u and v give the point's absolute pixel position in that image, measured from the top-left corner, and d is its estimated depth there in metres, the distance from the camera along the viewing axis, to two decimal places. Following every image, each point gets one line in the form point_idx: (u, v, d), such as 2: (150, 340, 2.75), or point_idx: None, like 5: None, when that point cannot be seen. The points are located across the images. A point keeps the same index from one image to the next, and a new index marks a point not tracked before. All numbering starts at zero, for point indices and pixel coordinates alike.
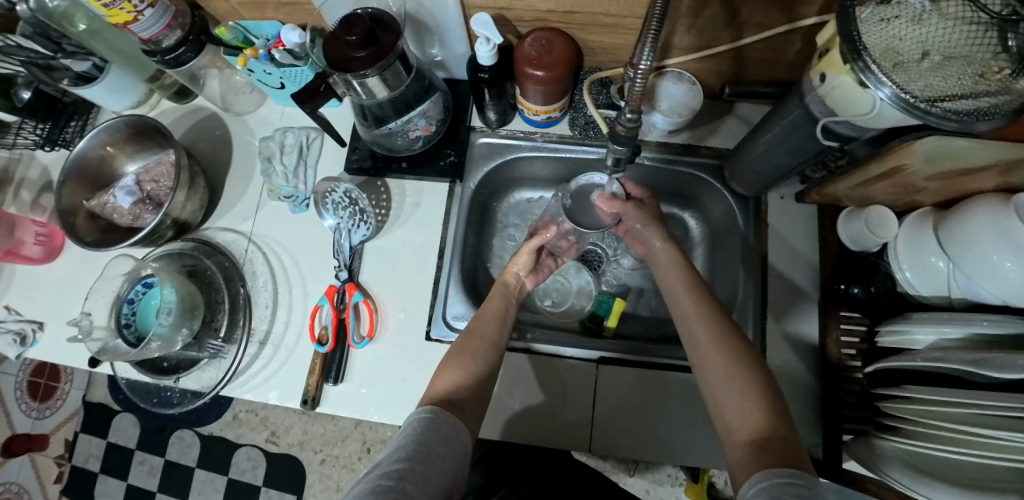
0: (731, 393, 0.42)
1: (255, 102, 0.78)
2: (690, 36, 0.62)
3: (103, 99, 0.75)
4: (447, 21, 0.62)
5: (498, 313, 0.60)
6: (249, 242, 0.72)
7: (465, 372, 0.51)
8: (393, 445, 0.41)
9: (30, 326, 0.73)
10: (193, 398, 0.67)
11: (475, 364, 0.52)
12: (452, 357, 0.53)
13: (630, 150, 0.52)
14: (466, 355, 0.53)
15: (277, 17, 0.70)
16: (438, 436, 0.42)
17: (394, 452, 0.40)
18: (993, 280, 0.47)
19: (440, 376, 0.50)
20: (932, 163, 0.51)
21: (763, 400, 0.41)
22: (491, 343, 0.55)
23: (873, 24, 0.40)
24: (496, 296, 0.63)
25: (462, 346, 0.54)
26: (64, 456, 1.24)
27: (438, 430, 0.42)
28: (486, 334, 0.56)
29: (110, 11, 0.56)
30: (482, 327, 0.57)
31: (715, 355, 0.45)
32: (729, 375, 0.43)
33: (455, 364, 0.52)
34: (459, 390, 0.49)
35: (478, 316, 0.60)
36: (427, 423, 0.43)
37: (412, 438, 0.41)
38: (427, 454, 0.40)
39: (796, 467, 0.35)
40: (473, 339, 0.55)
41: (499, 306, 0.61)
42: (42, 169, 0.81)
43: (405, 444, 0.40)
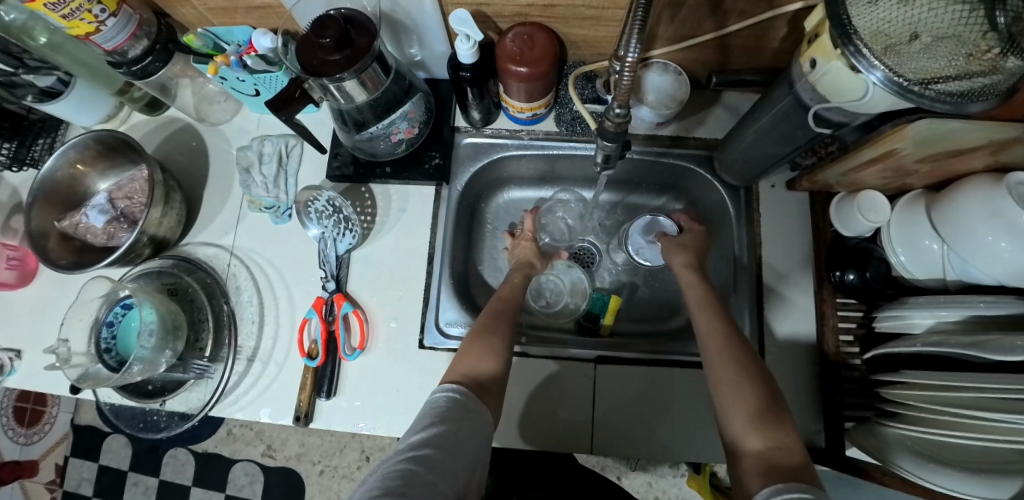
0: (733, 398, 0.44)
1: (229, 111, 0.75)
2: (674, 26, 0.60)
3: (69, 114, 0.72)
4: (424, 19, 0.60)
5: (516, 300, 0.62)
6: (232, 257, 0.70)
7: (489, 350, 0.51)
8: (414, 428, 0.40)
9: (7, 355, 0.70)
10: (181, 421, 0.65)
11: (498, 343, 0.53)
12: (476, 337, 0.53)
13: (619, 146, 0.51)
14: (489, 334, 0.54)
15: (247, 23, 0.67)
16: (460, 420, 0.41)
17: (416, 436, 0.39)
18: (987, 261, 0.47)
19: (463, 356, 0.50)
20: (923, 147, 0.50)
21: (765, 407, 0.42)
22: (510, 323, 0.57)
23: (861, 5, 0.39)
24: (511, 285, 0.65)
25: (483, 325, 0.55)
26: (56, 481, 1.21)
27: (460, 416, 0.42)
28: (505, 315, 0.58)
29: (69, 22, 0.53)
30: (500, 309, 0.59)
31: (719, 364, 0.48)
32: (732, 382, 0.45)
33: (478, 346, 0.51)
34: (485, 366, 0.49)
35: (494, 299, 0.61)
36: (450, 407, 0.43)
37: (435, 421, 0.40)
38: (449, 440, 0.39)
39: (804, 482, 0.34)
40: (494, 320, 0.56)
41: (516, 292, 0.64)
42: (11, 190, 0.78)
43: (430, 427, 0.40)
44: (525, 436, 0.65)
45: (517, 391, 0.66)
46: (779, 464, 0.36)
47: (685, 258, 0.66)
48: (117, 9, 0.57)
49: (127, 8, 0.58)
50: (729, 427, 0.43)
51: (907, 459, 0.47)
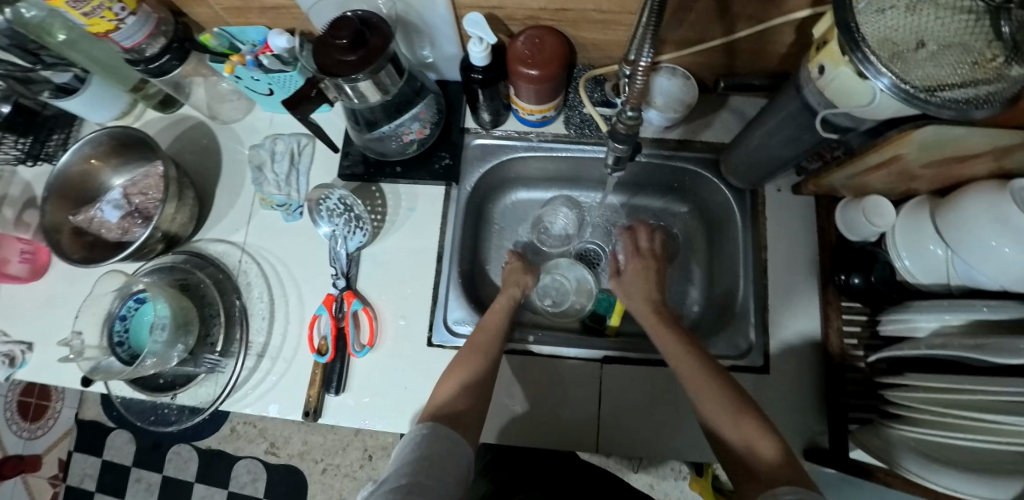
0: (720, 420, 0.46)
1: (241, 109, 0.76)
2: (682, 30, 0.62)
3: (83, 110, 0.73)
4: (435, 21, 0.62)
5: (500, 328, 0.62)
6: (243, 254, 0.70)
7: (461, 385, 0.53)
8: (396, 460, 0.43)
9: (18, 347, 0.70)
10: (191, 415, 0.65)
11: (472, 378, 0.54)
12: (449, 373, 0.55)
13: (629, 149, 0.52)
14: (464, 368, 0.55)
15: (262, 23, 0.68)
16: (439, 447, 0.45)
17: (396, 466, 0.42)
18: (991, 265, 0.47)
19: (441, 387, 0.53)
20: (927, 152, 0.51)
21: (746, 417, 0.44)
22: (489, 355, 0.58)
23: (868, 14, 0.40)
24: (495, 310, 0.65)
25: (459, 360, 0.56)
26: (58, 476, 1.21)
27: (437, 442, 0.45)
28: (484, 346, 0.59)
29: (89, 19, 0.54)
30: (480, 340, 0.59)
31: (699, 392, 0.49)
32: (714, 408, 0.47)
33: (457, 373, 0.55)
34: (455, 400, 0.51)
35: (478, 327, 0.62)
36: (425, 437, 0.45)
37: (414, 452, 0.43)
38: (429, 465, 0.42)
39: (799, 480, 0.38)
40: (470, 353, 0.57)
41: (501, 319, 0.63)
42: (24, 185, 0.78)
43: (411, 455, 0.43)
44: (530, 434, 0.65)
45: (523, 391, 0.67)
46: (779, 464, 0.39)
47: (638, 278, 0.68)
48: (136, 8, 0.58)
49: (145, 7, 0.59)
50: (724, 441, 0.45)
51: (912, 461, 0.48)
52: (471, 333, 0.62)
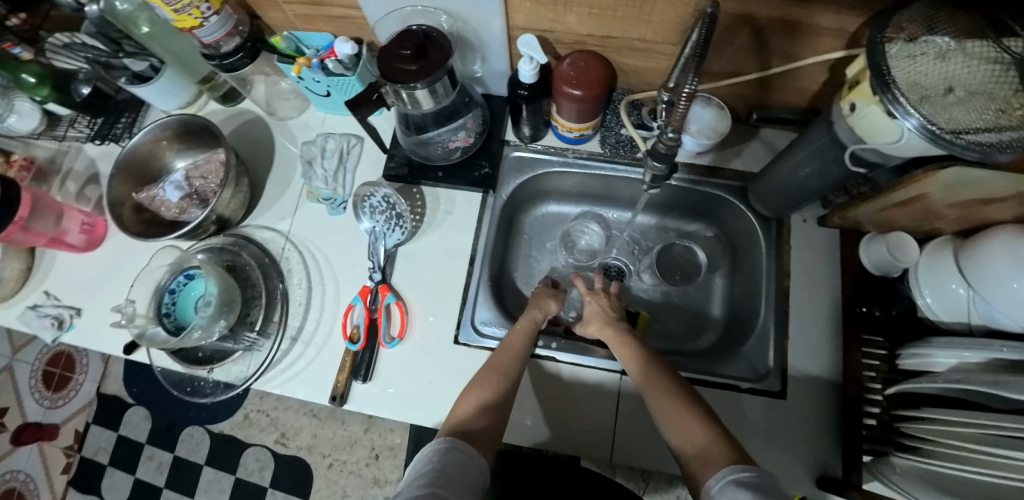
0: (679, 424, 0.48)
1: (297, 108, 0.81)
2: (721, 61, 0.66)
3: (154, 98, 0.78)
4: (489, 39, 0.67)
5: (521, 351, 0.62)
6: (286, 242, 0.74)
7: (481, 404, 0.54)
8: (413, 473, 0.45)
9: (67, 311, 0.75)
10: (225, 389, 0.69)
11: (491, 398, 0.55)
12: (469, 390, 0.56)
13: (666, 169, 0.55)
14: (483, 387, 0.56)
15: (328, 30, 0.74)
16: (454, 461, 0.46)
17: (413, 479, 0.44)
18: (1011, 304, 0.49)
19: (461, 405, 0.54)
20: (950, 192, 0.54)
21: (703, 423, 0.47)
22: (507, 375, 0.58)
23: (901, 58, 0.43)
24: (518, 331, 0.65)
25: (479, 379, 0.57)
26: (73, 447, 1.24)
27: (452, 455, 0.46)
28: (503, 366, 0.59)
29: (179, 16, 0.60)
30: (500, 361, 0.60)
31: (661, 402, 0.51)
32: (672, 415, 0.49)
33: (481, 387, 0.56)
34: (473, 419, 0.52)
35: (499, 348, 0.63)
36: (442, 452, 0.47)
37: (430, 467, 0.45)
38: (444, 478, 0.44)
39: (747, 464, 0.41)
40: (489, 372, 0.58)
41: (521, 341, 0.63)
42: (88, 161, 0.84)
43: (427, 468, 0.45)
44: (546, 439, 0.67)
45: (543, 397, 0.69)
46: (729, 454, 0.42)
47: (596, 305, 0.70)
48: (220, 9, 0.63)
49: (228, 8, 0.65)
50: (679, 442, 0.47)
51: (921, 491, 0.48)
52: (493, 353, 0.62)
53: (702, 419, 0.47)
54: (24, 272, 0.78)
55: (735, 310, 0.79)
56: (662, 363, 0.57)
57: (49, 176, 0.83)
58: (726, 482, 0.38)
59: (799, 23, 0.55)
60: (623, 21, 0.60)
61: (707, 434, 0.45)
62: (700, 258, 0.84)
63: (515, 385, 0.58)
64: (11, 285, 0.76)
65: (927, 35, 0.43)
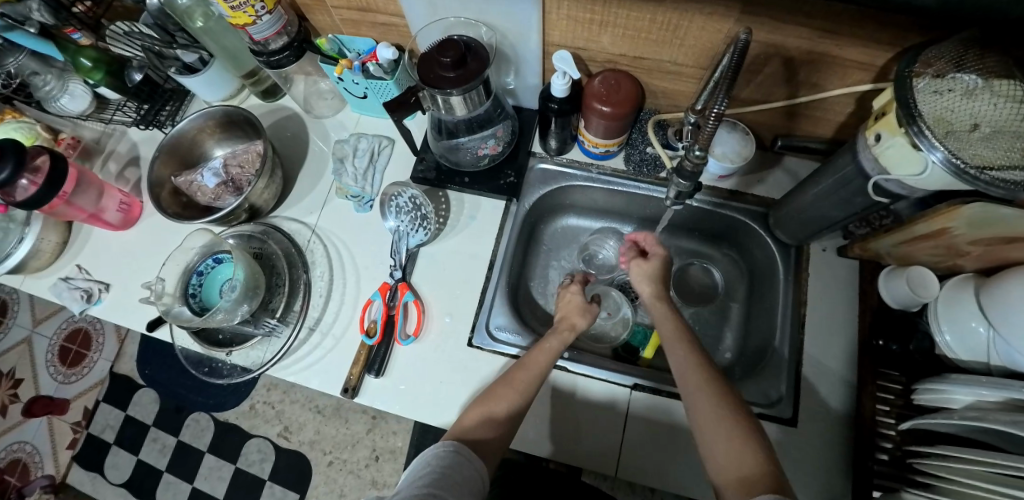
0: (725, 453, 0.45)
1: (334, 107, 0.85)
2: (748, 88, 0.68)
3: (200, 89, 0.82)
4: (526, 54, 0.70)
5: (545, 366, 0.58)
6: (313, 234, 0.77)
7: (494, 419, 0.52)
8: (413, 473, 0.45)
9: (97, 286, 0.78)
10: (242, 373, 0.70)
11: (503, 413, 0.53)
12: (481, 400, 0.54)
13: (691, 186, 0.56)
14: (496, 401, 0.54)
15: (371, 35, 0.78)
16: (457, 465, 0.46)
17: (412, 479, 0.44)
18: None
19: (468, 417, 0.53)
20: (975, 228, 0.53)
21: (752, 455, 0.43)
22: (524, 392, 0.55)
23: (926, 93, 0.44)
24: (543, 349, 0.60)
25: (493, 392, 0.55)
26: (81, 423, 1.26)
27: (455, 459, 0.47)
28: (522, 382, 0.56)
29: (234, 12, 0.63)
30: (520, 377, 0.56)
31: (709, 424, 0.47)
32: (722, 437, 0.46)
33: (496, 396, 0.54)
34: (484, 433, 0.51)
35: (520, 363, 0.59)
36: (445, 455, 0.47)
37: (431, 468, 0.45)
38: (444, 481, 0.44)
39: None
40: (507, 386, 0.55)
41: (546, 358, 0.59)
42: (130, 144, 0.88)
43: (429, 469, 0.45)
44: (553, 450, 0.66)
45: (554, 405, 0.68)
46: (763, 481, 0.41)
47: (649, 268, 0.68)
48: (273, 9, 0.67)
49: (280, 9, 0.68)
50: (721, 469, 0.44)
51: None
52: (512, 366, 0.59)
53: (752, 451, 0.44)
54: (60, 245, 0.82)
55: (750, 334, 0.79)
56: (715, 371, 0.52)
57: (93, 155, 0.88)
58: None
59: (828, 56, 0.56)
60: (655, 44, 0.63)
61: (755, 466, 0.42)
62: (716, 279, 0.87)
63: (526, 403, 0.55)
64: (46, 256, 0.80)
65: (954, 72, 0.44)
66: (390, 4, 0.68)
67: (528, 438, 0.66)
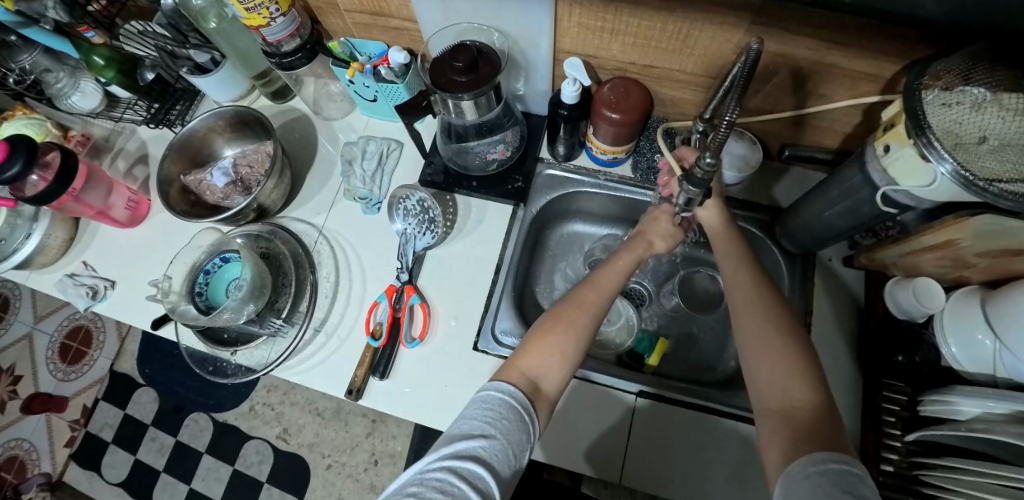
0: (775, 381, 0.45)
1: (343, 109, 0.85)
2: (757, 98, 0.69)
3: (210, 89, 0.83)
4: (536, 60, 0.71)
5: (612, 287, 0.58)
6: (319, 235, 0.77)
7: (560, 350, 0.51)
8: (468, 428, 0.43)
9: (102, 283, 0.78)
10: (246, 373, 0.70)
11: (570, 342, 0.52)
12: (547, 330, 0.52)
13: (702, 193, 0.56)
14: (565, 327, 0.53)
15: (382, 39, 0.78)
16: (518, 440, 0.43)
17: (468, 444, 0.41)
18: None
19: (528, 350, 0.51)
20: (982, 241, 0.54)
21: (811, 385, 0.44)
22: (593, 316, 0.54)
23: (935, 106, 0.45)
24: (614, 267, 0.61)
25: (563, 316, 0.53)
26: (79, 421, 1.26)
27: (515, 433, 0.43)
28: (592, 307, 0.55)
29: (249, 14, 0.63)
30: (589, 301, 0.55)
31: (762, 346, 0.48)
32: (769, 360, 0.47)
33: (561, 325, 0.53)
34: (547, 372, 0.49)
35: (586, 284, 0.58)
36: (509, 424, 0.43)
37: (485, 430, 0.42)
38: (503, 458, 0.41)
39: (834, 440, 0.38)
40: (576, 311, 0.54)
41: (613, 280, 0.59)
42: (140, 143, 0.89)
43: (492, 441, 0.41)
44: (592, 462, 0.65)
45: (560, 411, 0.67)
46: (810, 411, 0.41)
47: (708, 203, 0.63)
48: (287, 11, 0.67)
49: (293, 11, 0.69)
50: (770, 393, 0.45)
51: None
52: (579, 286, 0.58)
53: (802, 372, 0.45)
54: (68, 241, 0.82)
55: None
56: (772, 300, 0.52)
57: (103, 152, 0.88)
58: (802, 476, 0.35)
59: (837, 68, 0.57)
60: (666, 53, 0.63)
61: (812, 395, 0.43)
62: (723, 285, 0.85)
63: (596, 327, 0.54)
64: (53, 252, 0.80)
65: (963, 85, 0.45)
66: (403, 9, 0.69)
67: (550, 444, 0.66)
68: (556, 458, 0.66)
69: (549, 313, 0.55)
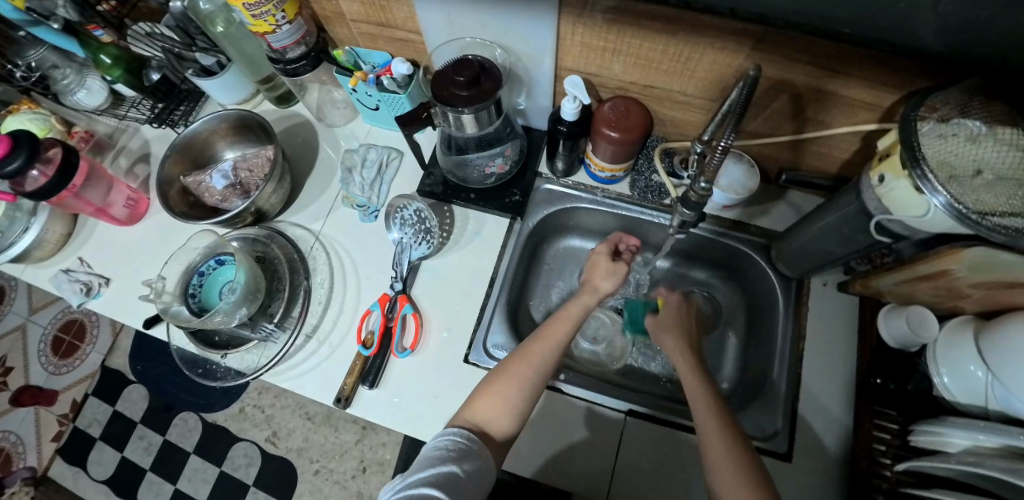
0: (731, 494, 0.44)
1: (346, 116, 0.86)
2: (756, 121, 0.69)
3: (216, 92, 0.84)
4: (538, 76, 0.72)
5: (563, 337, 0.58)
6: (316, 241, 0.77)
7: (504, 400, 0.52)
8: (422, 463, 0.44)
9: (96, 279, 0.78)
10: (235, 376, 0.70)
11: (515, 392, 0.52)
12: (492, 382, 0.53)
13: (696, 216, 0.57)
14: (509, 380, 0.53)
15: (387, 49, 0.79)
16: (472, 466, 0.45)
17: (422, 473, 0.43)
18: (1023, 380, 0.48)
19: (475, 401, 0.52)
20: (976, 272, 0.53)
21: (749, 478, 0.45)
22: (540, 370, 0.55)
23: (931, 137, 0.45)
24: (563, 316, 0.61)
25: (507, 368, 0.54)
26: (68, 416, 1.25)
27: (469, 460, 0.45)
28: (538, 358, 0.55)
29: (256, 21, 0.64)
30: (536, 351, 0.56)
31: (712, 436, 0.49)
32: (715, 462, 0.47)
33: (505, 378, 0.53)
34: (493, 419, 0.51)
35: (537, 334, 0.58)
36: (461, 452, 0.45)
37: (436, 460, 0.44)
38: (458, 483, 0.42)
39: None
40: (519, 363, 0.55)
41: (564, 328, 0.59)
42: (143, 141, 0.89)
43: (443, 469, 0.43)
44: (550, 474, 0.64)
45: (548, 426, 0.67)
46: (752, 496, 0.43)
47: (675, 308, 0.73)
48: (294, 19, 0.68)
49: (300, 20, 0.69)
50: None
51: None
52: (530, 337, 0.58)
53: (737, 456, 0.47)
54: (65, 237, 0.82)
55: (749, 364, 0.78)
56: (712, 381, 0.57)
57: (106, 149, 0.89)
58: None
59: (839, 95, 0.57)
60: (666, 74, 0.64)
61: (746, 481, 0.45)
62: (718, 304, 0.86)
63: (543, 379, 0.55)
64: (50, 247, 0.80)
65: (959, 118, 0.45)
66: (408, 21, 0.70)
67: (519, 453, 0.65)
68: (522, 468, 0.65)
69: (500, 364, 0.56)
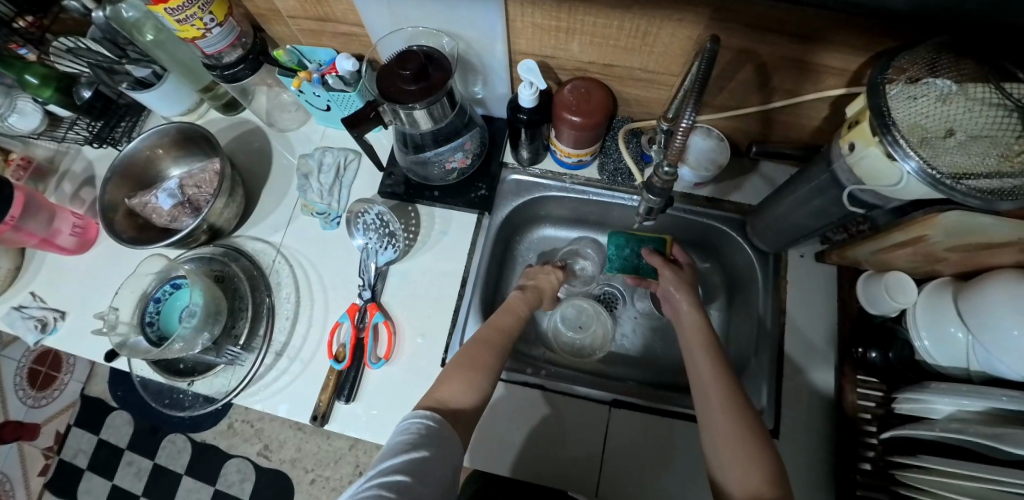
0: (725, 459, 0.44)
1: (298, 120, 0.81)
2: (722, 95, 0.66)
3: (158, 105, 0.78)
4: (493, 63, 0.68)
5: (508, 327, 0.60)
6: (278, 254, 0.74)
7: (472, 385, 0.51)
8: (390, 448, 0.42)
9: (52, 314, 0.75)
10: (204, 403, 0.68)
11: (480, 374, 0.52)
12: (455, 365, 0.52)
13: (662, 202, 0.55)
14: (468, 366, 0.52)
15: (332, 45, 0.75)
16: (443, 452, 0.43)
17: (392, 459, 0.40)
18: (1005, 348, 0.47)
19: (443, 383, 0.50)
20: (953, 237, 0.52)
21: (752, 435, 0.44)
22: (496, 352, 0.55)
23: (900, 100, 0.42)
24: (508, 309, 0.63)
25: (466, 357, 0.53)
26: (53, 448, 1.23)
27: (438, 444, 0.43)
28: (496, 343, 0.56)
29: (182, 26, 0.59)
30: (494, 339, 0.57)
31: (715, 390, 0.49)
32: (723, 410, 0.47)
33: (457, 376, 0.51)
34: (461, 401, 0.49)
35: (489, 322, 0.59)
36: (431, 436, 0.43)
37: (407, 444, 0.42)
38: (429, 467, 0.41)
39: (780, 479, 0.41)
40: (482, 350, 0.55)
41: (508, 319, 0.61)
42: (86, 163, 0.85)
43: (414, 455, 0.41)
44: (517, 469, 0.63)
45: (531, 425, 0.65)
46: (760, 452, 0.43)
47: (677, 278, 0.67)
48: (224, 20, 0.63)
49: (232, 20, 0.64)
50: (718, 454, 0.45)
51: None
52: (485, 324, 0.60)
53: None
54: (13, 272, 0.78)
55: (730, 342, 0.77)
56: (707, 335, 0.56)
57: (46, 175, 0.84)
58: None
59: (802, 63, 0.55)
60: (625, 51, 0.61)
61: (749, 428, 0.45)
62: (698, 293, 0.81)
63: (497, 362, 0.55)
64: None
65: (929, 77, 0.42)
66: (350, 14, 0.65)
67: (495, 454, 0.64)
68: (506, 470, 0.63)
69: (457, 355, 0.54)
